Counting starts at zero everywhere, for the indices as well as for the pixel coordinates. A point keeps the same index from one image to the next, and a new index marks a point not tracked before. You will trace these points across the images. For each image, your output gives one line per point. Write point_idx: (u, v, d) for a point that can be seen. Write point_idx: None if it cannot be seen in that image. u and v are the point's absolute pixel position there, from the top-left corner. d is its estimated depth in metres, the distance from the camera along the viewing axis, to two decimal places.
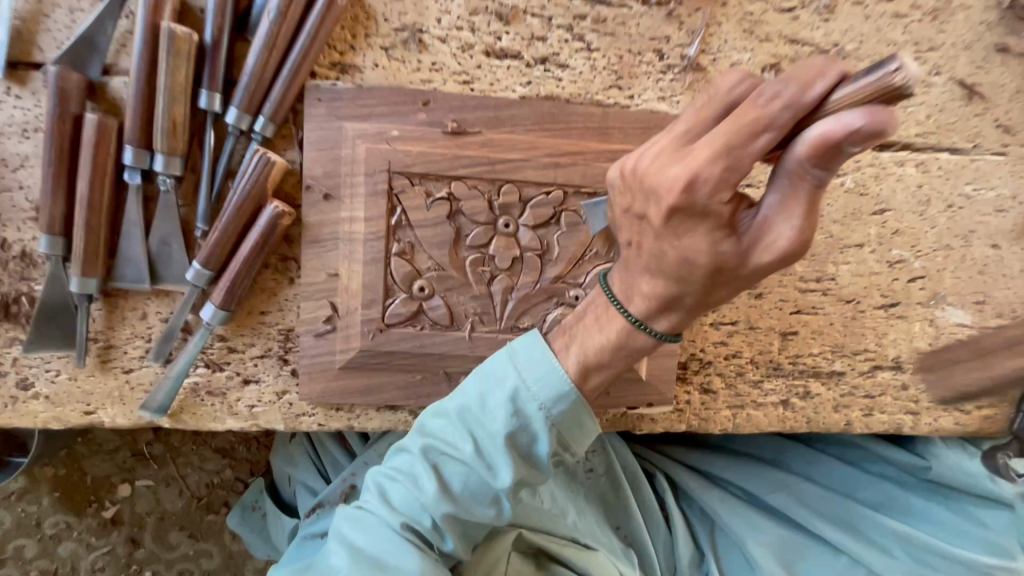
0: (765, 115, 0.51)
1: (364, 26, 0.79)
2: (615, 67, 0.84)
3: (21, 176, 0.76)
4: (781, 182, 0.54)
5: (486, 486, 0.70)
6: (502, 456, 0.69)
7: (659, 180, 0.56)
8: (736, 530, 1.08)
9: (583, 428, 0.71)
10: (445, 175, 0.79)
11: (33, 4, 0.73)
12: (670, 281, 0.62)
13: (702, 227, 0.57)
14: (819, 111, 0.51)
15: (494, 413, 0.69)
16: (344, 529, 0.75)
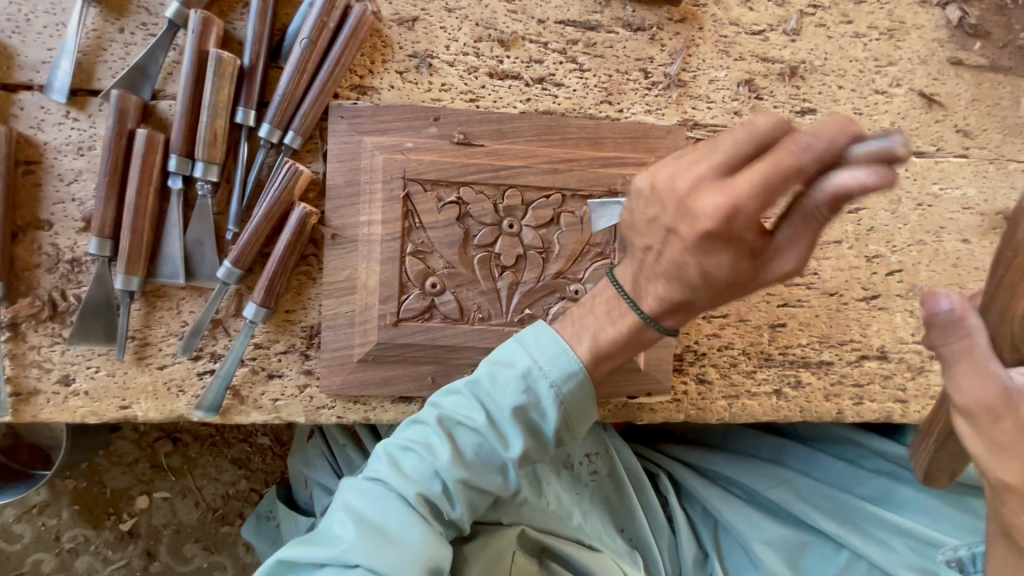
0: (798, 162, 0.54)
1: (381, 53, 0.89)
2: (605, 85, 0.94)
3: (74, 189, 0.84)
4: (795, 217, 0.61)
5: (496, 455, 0.74)
6: (514, 427, 0.73)
7: (698, 206, 0.59)
8: (738, 528, 1.10)
9: (590, 410, 0.76)
10: (454, 181, 0.88)
11: (94, 39, 0.84)
12: (685, 288, 0.66)
13: (725, 251, 0.61)
14: (840, 159, 0.56)
15: (509, 387, 0.74)
16: (349, 499, 0.76)
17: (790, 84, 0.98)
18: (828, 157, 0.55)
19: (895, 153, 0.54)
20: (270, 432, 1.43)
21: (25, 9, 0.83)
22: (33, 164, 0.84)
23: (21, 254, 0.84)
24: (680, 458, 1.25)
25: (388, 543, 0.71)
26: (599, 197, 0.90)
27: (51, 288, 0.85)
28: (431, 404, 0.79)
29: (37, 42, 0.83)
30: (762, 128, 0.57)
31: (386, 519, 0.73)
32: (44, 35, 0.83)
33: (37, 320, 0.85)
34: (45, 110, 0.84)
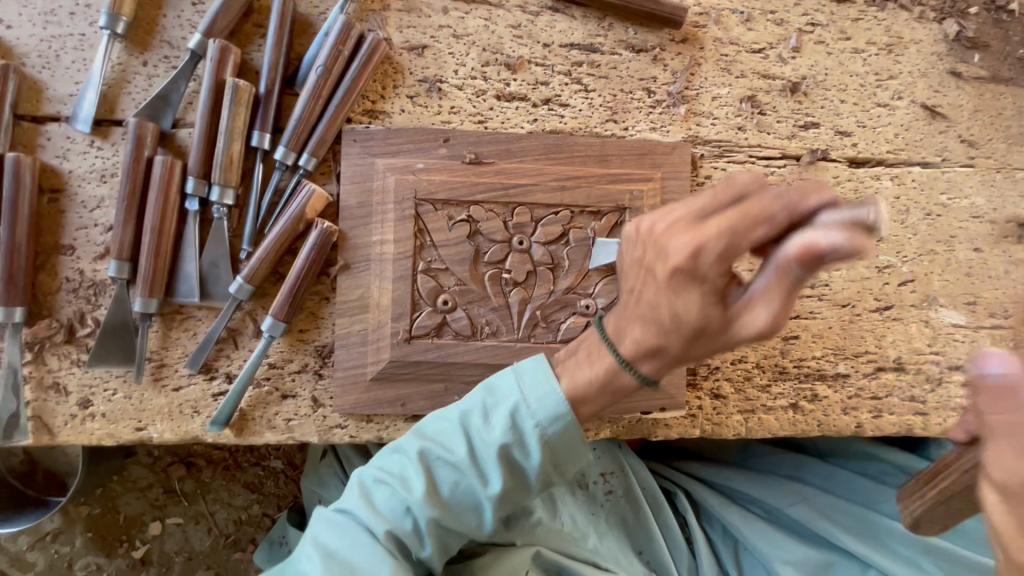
0: (766, 210, 0.61)
1: (393, 79, 0.92)
2: (610, 104, 0.96)
3: (96, 215, 0.87)
4: (768, 272, 0.61)
5: (473, 493, 0.74)
6: (493, 466, 0.73)
7: (670, 242, 0.64)
8: (760, 549, 1.08)
9: (574, 451, 0.75)
10: (464, 201, 0.89)
11: (119, 73, 0.88)
12: (658, 330, 0.69)
13: (696, 291, 0.64)
14: (811, 220, 0.59)
15: (492, 423, 0.74)
16: (321, 530, 0.76)
17: (793, 99, 1.00)
18: (795, 210, 0.60)
19: (868, 220, 0.55)
20: (283, 455, 1.42)
21: (54, 45, 0.87)
22: (58, 192, 0.87)
23: (43, 279, 0.86)
24: (697, 475, 1.23)
25: None
26: (608, 212, 0.92)
27: (71, 313, 0.86)
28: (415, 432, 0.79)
29: (65, 77, 0.87)
30: (741, 185, 0.64)
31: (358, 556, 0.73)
32: (71, 70, 0.87)
33: (57, 343, 0.86)
34: (71, 140, 0.87)
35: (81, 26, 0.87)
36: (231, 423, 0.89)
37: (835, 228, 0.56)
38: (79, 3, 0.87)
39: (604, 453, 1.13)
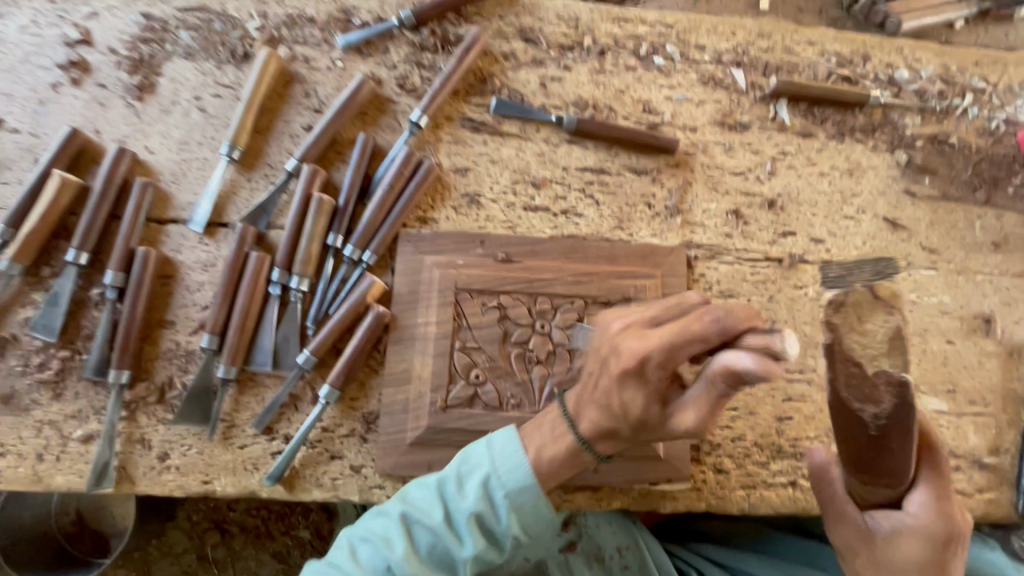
0: (703, 328, 0.78)
1: (441, 193, 1.15)
2: (617, 214, 1.16)
3: (196, 297, 1.07)
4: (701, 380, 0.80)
5: (445, 552, 0.90)
6: (466, 529, 0.89)
7: (624, 349, 0.85)
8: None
9: (539, 514, 0.91)
10: (496, 291, 1.07)
11: (229, 187, 1.12)
12: (610, 416, 0.90)
13: (640, 391, 0.85)
14: (738, 340, 0.76)
15: (466, 492, 0.90)
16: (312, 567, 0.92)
17: (771, 212, 1.19)
18: (727, 331, 0.77)
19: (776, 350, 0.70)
20: (312, 525, 1.48)
21: (183, 166, 1.12)
22: (169, 278, 1.07)
23: (147, 348, 1.04)
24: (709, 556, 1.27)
25: None
26: (616, 302, 1.08)
27: (165, 377, 1.03)
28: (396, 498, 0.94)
29: (188, 190, 1.11)
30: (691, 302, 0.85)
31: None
32: (194, 185, 1.12)
33: (149, 403, 1.02)
34: (185, 237, 1.09)
35: (205, 153, 1.13)
36: (283, 478, 1.01)
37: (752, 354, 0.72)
38: (207, 136, 1.14)
39: (619, 529, 1.22)
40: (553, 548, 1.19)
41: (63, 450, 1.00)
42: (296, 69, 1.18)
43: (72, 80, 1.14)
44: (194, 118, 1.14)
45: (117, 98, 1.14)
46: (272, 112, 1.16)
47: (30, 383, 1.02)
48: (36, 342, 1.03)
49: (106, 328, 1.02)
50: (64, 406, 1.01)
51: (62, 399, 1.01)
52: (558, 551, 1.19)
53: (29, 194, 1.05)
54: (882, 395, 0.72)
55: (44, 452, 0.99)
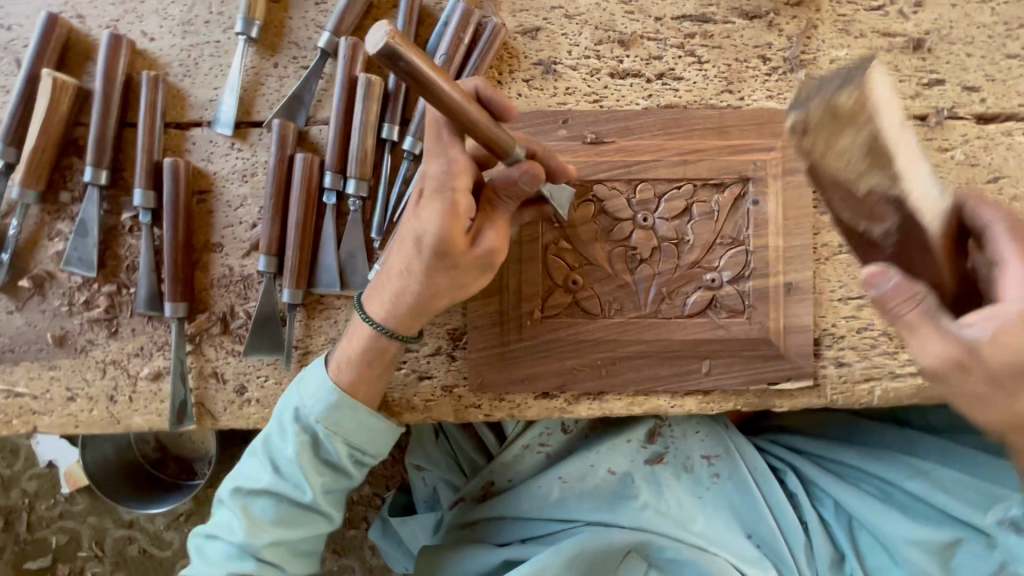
0: (421, 209, 0.73)
1: (509, 64, 0.94)
2: (725, 74, 0.95)
3: (240, 213, 0.92)
4: (423, 253, 0.74)
5: (311, 449, 0.84)
6: (288, 430, 0.83)
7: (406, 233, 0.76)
8: (879, 527, 1.08)
9: (358, 420, 0.84)
10: (588, 180, 0.91)
11: (253, 76, 0.92)
12: (402, 305, 0.80)
13: (413, 278, 0.77)
14: (424, 212, 0.73)
15: (294, 395, 0.85)
16: (301, 381, 0.85)
17: (916, 56, 0.96)
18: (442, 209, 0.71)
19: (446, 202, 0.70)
20: None
21: (193, 53, 0.92)
22: (206, 193, 0.92)
23: (198, 275, 0.92)
24: (802, 449, 1.22)
25: (277, 512, 0.84)
26: (730, 183, 0.92)
27: (225, 307, 0.92)
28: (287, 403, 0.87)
29: (205, 83, 0.92)
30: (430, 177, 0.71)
31: (342, 423, 0.84)
32: (210, 76, 0.92)
33: (214, 334, 0.93)
34: (213, 143, 0.92)
35: (215, 34, 0.92)
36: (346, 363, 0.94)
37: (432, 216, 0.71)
38: (213, 11, 0.92)
39: (708, 436, 1.16)
40: (638, 459, 1.14)
41: (134, 389, 0.92)
42: None
43: None
44: None
45: None
46: None
47: (82, 322, 0.92)
48: (75, 277, 0.92)
49: (149, 255, 0.90)
50: (124, 344, 0.92)
51: (120, 337, 0.92)
52: (643, 462, 1.14)
53: (20, 103, 0.87)
54: (885, 213, 0.64)
55: (116, 393, 0.92)
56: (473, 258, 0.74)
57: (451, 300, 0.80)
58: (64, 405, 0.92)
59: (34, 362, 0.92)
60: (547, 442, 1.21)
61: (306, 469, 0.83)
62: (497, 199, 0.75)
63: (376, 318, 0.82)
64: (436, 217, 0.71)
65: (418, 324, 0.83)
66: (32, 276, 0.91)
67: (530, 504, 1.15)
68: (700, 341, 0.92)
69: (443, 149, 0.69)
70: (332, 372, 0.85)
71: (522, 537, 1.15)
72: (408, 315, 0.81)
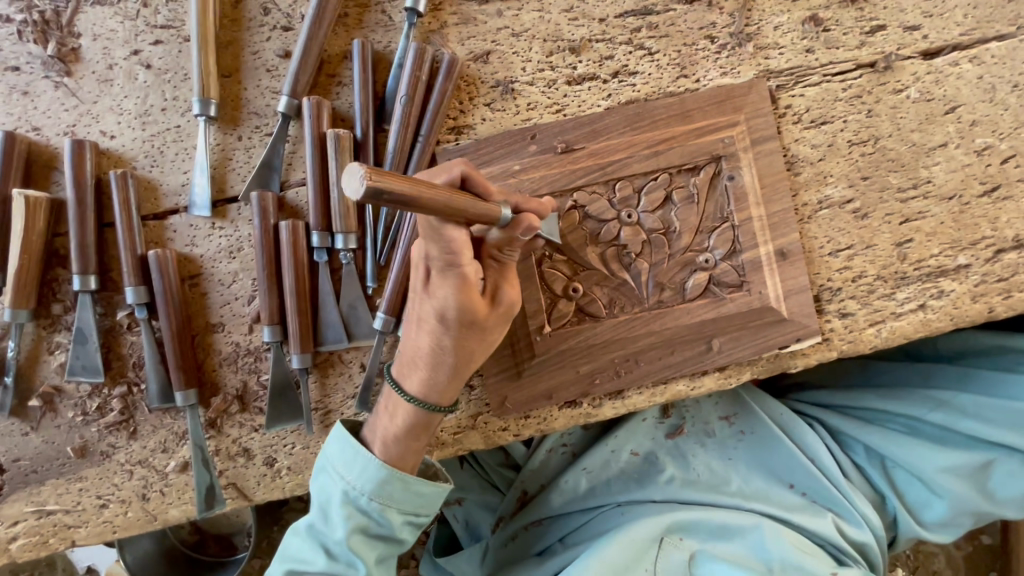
0: (436, 294, 0.73)
1: (468, 92, 0.95)
2: (677, 61, 0.97)
3: (235, 289, 0.93)
4: (446, 329, 0.76)
5: (362, 528, 0.84)
6: (336, 514, 0.83)
7: (423, 308, 0.77)
8: (912, 463, 1.10)
9: (406, 490, 0.85)
10: (567, 189, 0.92)
11: (220, 153, 0.92)
12: (429, 370, 0.80)
13: (435, 348, 0.78)
14: (438, 296, 0.73)
15: (334, 479, 0.84)
16: (340, 464, 0.84)
17: (855, 8, 0.99)
18: (457, 288, 0.72)
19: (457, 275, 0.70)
20: None
21: (156, 143, 0.92)
22: (197, 277, 0.92)
23: (205, 359, 0.92)
24: (823, 401, 1.25)
25: None
26: (703, 164, 0.94)
27: (238, 384, 0.93)
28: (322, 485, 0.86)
29: (174, 169, 0.92)
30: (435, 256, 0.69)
31: (391, 496, 0.84)
32: (178, 162, 0.92)
33: (233, 413, 0.93)
34: (194, 227, 0.92)
35: (175, 119, 0.92)
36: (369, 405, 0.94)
37: (450, 293, 0.72)
38: (167, 98, 0.92)
39: (721, 400, 1.20)
40: (659, 436, 1.17)
41: (165, 483, 0.92)
42: None
43: None
44: (142, 79, 0.92)
45: (42, 80, 0.91)
46: (233, 45, 0.92)
47: (99, 429, 0.92)
48: (83, 386, 0.91)
49: (152, 350, 0.89)
50: (146, 442, 0.92)
51: (140, 436, 0.92)
52: (665, 438, 1.17)
53: None
54: None
55: (147, 491, 0.92)
56: (497, 316, 0.78)
57: (482, 356, 0.82)
58: (98, 514, 0.92)
59: (59, 478, 0.92)
60: (568, 440, 1.21)
61: (361, 542, 0.84)
62: (500, 255, 0.77)
63: (414, 395, 0.82)
64: (451, 295, 0.72)
65: (454, 392, 0.83)
66: (40, 394, 0.91)
67: (561, 500, 1.18)
68: (706, 321, 0.94)
69: (439, 237, 0.65)
70: (379, 451, 0.84)
71: (559, 537, 1.17)
72: (446, 383, 0.81)
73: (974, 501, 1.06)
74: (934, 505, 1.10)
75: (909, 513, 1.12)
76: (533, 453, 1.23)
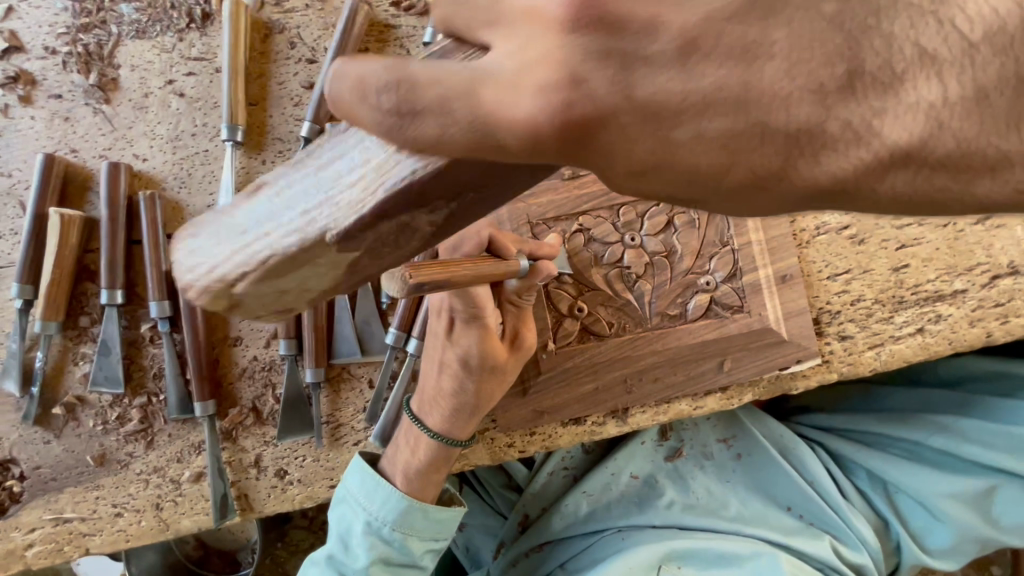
0: (464, 342, 0.83)
1: None
2: None
3: None
4: (470, 372, 0.85)
5: (384, 555, 0.92)
6: (358, 545, 0.91)
7: (446, 355, 0.85)
8: (913, 488, 1.11)
9: (424, 517, 0.94)
10: (573, 213, 0.97)
11: (244, 176, 0.98)
12: (452, 411, 0.89)
13: (458, 390, 0.87)
14: (464, 341, 0.83)
15: (354, 514, 0.91)
16: (360, 499, 0.91)
17: None
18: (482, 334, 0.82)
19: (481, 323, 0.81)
20: None
21: (185, 166, 0.97)
22: None
23: (222, 371, 0.95)
24: (824, 425, 1.26)
25: None
26: None
27: (253, 398, 0.96)
28: (341, 518, 0.92)
29: (201, 191, 0.98)
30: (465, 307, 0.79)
31: (411, 526, 0.93)
32: (204, 184, 0.98)
33: (247, 425, 0.95)
34: None
35: (203, 144, 0.98)
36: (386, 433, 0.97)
37: (474, 339, 0.82)
38: (197, 124, 0.98)
39: (720, 422, 1.20)
40: (658, 458, 1.18)
41: (179, 493, 0.95)
42: (270, 16, 0.99)
43: (20, 97, 0.97)
44: (175, 107, 0.98)
45: (81, 106, 0.97)
46: (261, 77, 0.99)
47: (118, 438, 0.95)
48: (105, 396, 0.95)
49: (173, 362, 0.93)
50: (162, 451, 0.95)
51: (157, 445, 0.95)
52: (664, 461, 1.18)
53: (30, 243, 0.92)
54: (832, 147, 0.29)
55: (162, 501, 0.94)
56: (515, 359, 0.87)
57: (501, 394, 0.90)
58: (113, 522, 0.94)
59: (76, 485, 0.94)
60: (569, 462, 1.22)
61: (383, 566, 0.93)
62: (518, 303, 0.86)
63: (436, 431, 0.90)
64: (475, 342, 0.82)
65: (473, 426, 0.91)
66: (64, 403, 0.94)
67: (563, 523, 1.18)
68: (708, 341, 0.97)
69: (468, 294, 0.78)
70: (399, 483, 0.92)
71: (562, 562, 1.18)
72: (465, 420, 0.90)
73: (976, 527, 1.06)
74: (936, 530, 1.10)
75: (912, 538, 1.12)
76: (535, 476, 1.24)
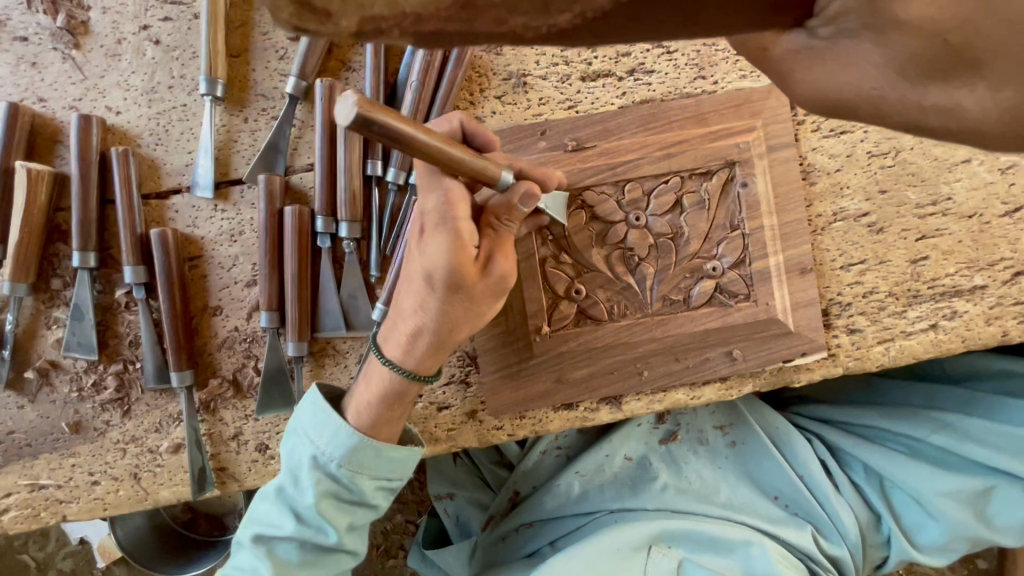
0: (426, 255, 0.73)
1: (479, 83, 0.95)
2: (695, 61, 0.94)
3: (234, 272, 0.92)
4: (431, 293, 0.74)
5: (333, 493, 0.82)
6: (304, 480, 0.81)
7: (410, 270, 0.76)
8: (911, 484, 1.08)
9: (376, 455, 0.82)
10: (575, 188, 0.91)
11: (224, 134, 0.91)
12: (414, 339, 0.78)
13: (420, 313, 0.76)
14: (428, 255, 0.72)
15: (302, 447, 0.82)
16: (308, 427, 0.82)
17: None
18: (445, 245, 0.71)
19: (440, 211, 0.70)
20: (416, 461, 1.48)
21: (162, 121, 0.91)
22: (197, 259, 0.92)
23: (201, 340, 0.92)
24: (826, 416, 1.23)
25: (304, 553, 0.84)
26: (717, 169, 0.91)
27: (234, 369, 0.92)
28: (291, 452, 0.83)
29: (178, 148, 0.91)
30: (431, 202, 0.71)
31: (362, 463, 0.82)
32: (182, 141, 0.91)
33: (227, 397, 0.92)
34: (196, 208, 0.92)
35: (181, 97, 0.91)
36: None
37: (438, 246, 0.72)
38: (175, 75, 0.91)
39: (719, 409, 1.18)
40: (653, 441, 1.16)
41: (158, 463, 0.92)
42: None
43: None
44: (150, 56, 0.91)
45: (50, 50, 0.90)
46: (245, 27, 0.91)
47: (94, 406, 0.91)
48: (79, 362, 0.91)
49: (149, 329, 0.89)
50: (139, 421, 0.92)
51: (134, 414, 0.92)
52: (658, 444, 1.16)
53: None
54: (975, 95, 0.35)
55: (139, 470, 0.92)
56: (484, 285, 0.75)
57: (469, 330, 0.79)
58: (89, 490, 0.92)
59: (52, 452, 0.92)
60: (563, 442, 1.20)
61: (331, 505, 0.83)
62: (495, 225, 0.75)
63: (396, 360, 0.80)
64: (442, 250, 0.71)
65: (436, 363, 0.81)
66: (37, 367, 0.91)
67: (554, 503, 1.17)
68: (710, 330, 0.92)
69: (437, 183, 0.71)
70: (352, 419, 0.83)
71: (551, 540, 1.16)
72: (424, 351, 0.79)
73: (971, 527, 1.03)
74: (929, 527, 1.08)
75: (903, 534, 1.10)
76: (527, 454, 1.22)
